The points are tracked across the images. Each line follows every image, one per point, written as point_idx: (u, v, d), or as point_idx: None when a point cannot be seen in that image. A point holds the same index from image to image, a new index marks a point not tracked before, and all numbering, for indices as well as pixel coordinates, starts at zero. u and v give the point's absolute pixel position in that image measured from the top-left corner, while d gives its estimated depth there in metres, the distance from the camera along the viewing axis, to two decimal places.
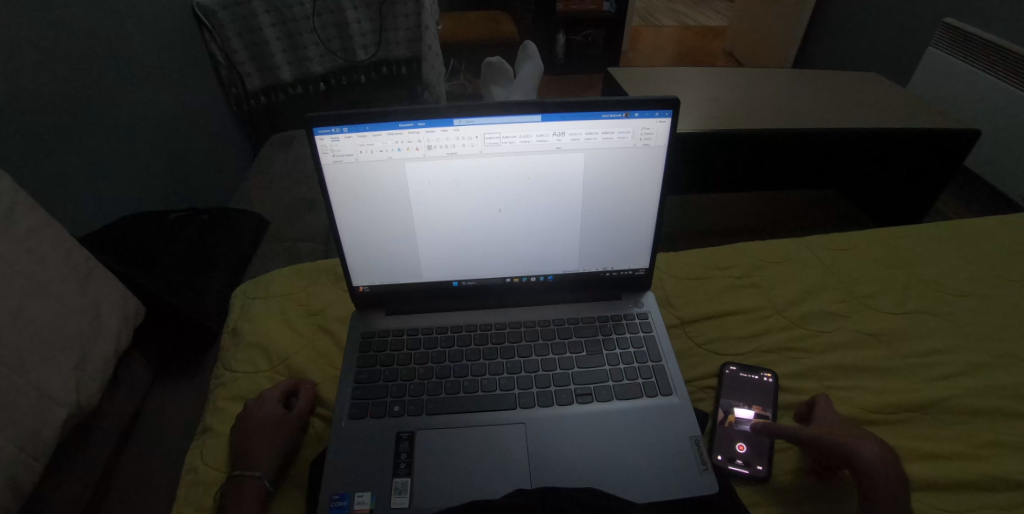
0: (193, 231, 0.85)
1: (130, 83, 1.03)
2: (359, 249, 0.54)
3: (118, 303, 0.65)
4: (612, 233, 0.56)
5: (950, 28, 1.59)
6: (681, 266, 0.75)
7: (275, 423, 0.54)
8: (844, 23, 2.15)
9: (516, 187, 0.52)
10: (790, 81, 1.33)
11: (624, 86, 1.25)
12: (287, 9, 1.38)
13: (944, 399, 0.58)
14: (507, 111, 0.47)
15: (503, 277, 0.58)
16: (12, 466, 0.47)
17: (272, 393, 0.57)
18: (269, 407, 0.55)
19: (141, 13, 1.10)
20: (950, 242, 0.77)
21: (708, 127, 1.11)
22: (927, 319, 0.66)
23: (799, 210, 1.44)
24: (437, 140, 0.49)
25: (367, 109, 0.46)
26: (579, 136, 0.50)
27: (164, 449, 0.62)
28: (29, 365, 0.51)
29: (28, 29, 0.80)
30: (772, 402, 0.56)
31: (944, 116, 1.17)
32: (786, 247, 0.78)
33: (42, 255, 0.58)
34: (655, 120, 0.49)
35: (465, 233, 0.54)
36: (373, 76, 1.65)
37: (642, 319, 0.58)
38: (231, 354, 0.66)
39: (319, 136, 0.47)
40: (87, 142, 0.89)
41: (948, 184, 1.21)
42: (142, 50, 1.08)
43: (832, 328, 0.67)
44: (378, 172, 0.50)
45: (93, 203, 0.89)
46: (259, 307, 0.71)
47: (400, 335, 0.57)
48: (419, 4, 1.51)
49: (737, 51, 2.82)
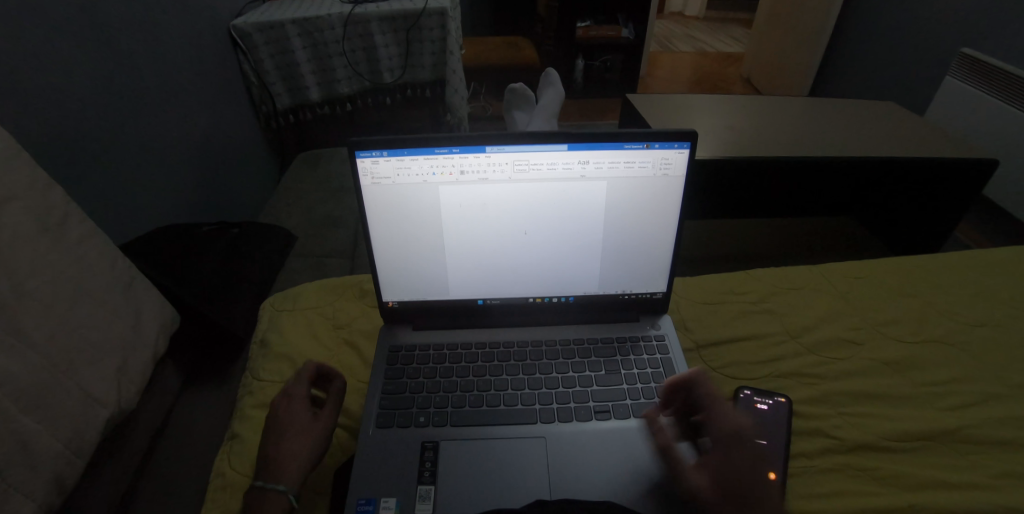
0: (226, 243, 0.89)
1: (170, 102, 1.08)
2: (390, 266, 0.57)
3: (157, 311, 0.68)
4: (631, 257, 0.58)
5: (968, 58, 1.60)
6: (698, 291, 0.77)
7: (300, 421, 0.51)
8: (863, 52, 2.17)
9: (541, 212, 0.55)
10: (808, 109, 1.35)
11: (642, 113, 1.29)
12: (318, 33, 1.45)
13: (959, 428, 0.58)
14: (537, 141, 0.51)
15: (526, 297, 0.61)
16: (58, 462, 0.49)
17: (296, 386, 0.54)
18: (292, 402, 0.53)
19: (183, 36, 1.16)
20: (967, 273, 0.77)
21: (725, 153, 1.13)
22: (942, 348, 0.67)
23: (815, 236, 1.44)
24: (470, 166, 0.52)
25: (406, 136, 0.49)
26: (603, 165, 0.52)
27: (191, 452, 0.64)
28: (75, 368, 0.53)
29: (82, 49, 0.85)
30: (785, 427, 0.57)
31: (960, 144, 1.18)
32: (802, 274, 0.79)
33: (91, 263, 0.61)
34: (673, 151, 0.52)
35: (490, 254, 0.57)
36: (397, 98, 1.71)
37: (659, 341, 0.60)
38: (260, 364, 0.69)
39: (359, 159, 0.50)
40: (129, 157, 0.93)
41: (963, 212, 1.22)
42: (182, 70, 1.14)
43: (847, 355, 0.67)
44: (413, 194, 0.53)
45: (132, 215, 0.93)
46: (287, 319, 0.74)
47: (425, 350, 0.60)
48: (444, 29, 1.57)
49: (755, 77, 2.84)
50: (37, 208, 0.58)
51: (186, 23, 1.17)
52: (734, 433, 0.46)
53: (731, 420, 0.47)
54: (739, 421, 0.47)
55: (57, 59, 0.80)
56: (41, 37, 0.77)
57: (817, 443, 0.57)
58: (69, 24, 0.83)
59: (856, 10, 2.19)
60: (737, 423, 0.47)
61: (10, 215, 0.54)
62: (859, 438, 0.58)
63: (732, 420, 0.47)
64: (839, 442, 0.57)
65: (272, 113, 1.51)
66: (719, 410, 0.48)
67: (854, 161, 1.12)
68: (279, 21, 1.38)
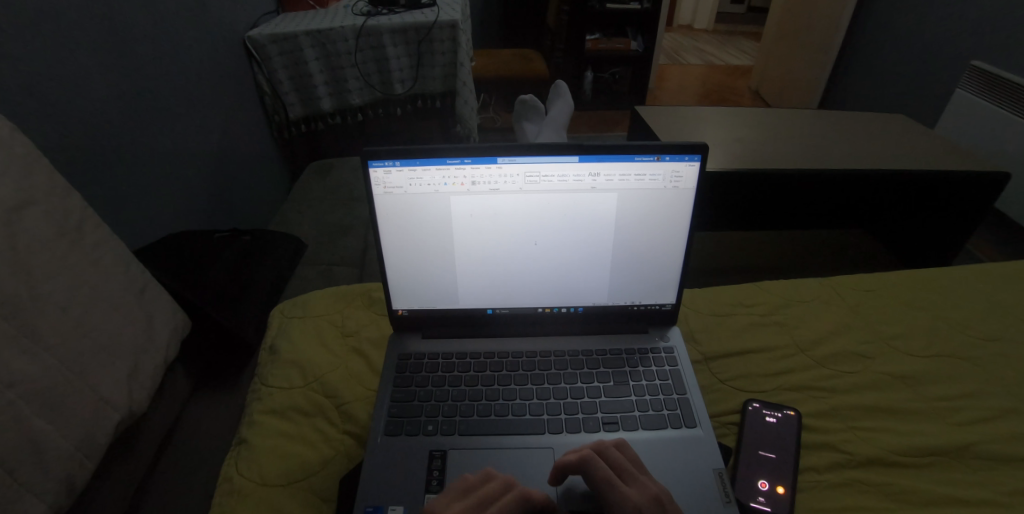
0: (238, 250, 0.90)
1: (185, 110, 1.10)
2: (401, 274, 0.58)
3: (169, 315, 0.68)
4: (640, 268, 0.58)
5: (979, 72, 1.60)
6: (706, 303, 0.77)
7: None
8: (873, 65, 2.17)
9: (551, 223, 0.55)
10: (817, 122, 1.35)
11: (651, 125, 1.29)
12: (331, 44, 1.47)
13: (972, 444, 0.57)
14: (548, 153, 0.51)
15: (536, 307, 0.61)
16: (69, 464, 0.48)
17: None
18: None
19: (198, 45, 1.18)
20: (979, 287, 0.77)
21: (734, 165, 1.13)
22: (954, 363, 0.66)
23: (823, 248, 1.44)
24: (481, 177, 0.53)
25: (419, 147, 0.50)
26: (614, 178, 0.53)
27: (199, 457, 0.64)
28: (89, 369, 0.53)
29: (100, 57, 0.86)
30: (794, 441, 0.57)
31: (972, 157, 1.18)
32: (812, 287, 0.79)
33: (107, 267, 0.61)
34: (685, 164, 0.52)
35: (501, 263, 0.57)
36: (408, 109, 1.73)
37: (668, 353, 0.60)
38: (268, 370, 0.69)
39: (373, 169, 0.51)
40: (143, 163, 0.95)
41: (975, 226, 1.21)
42: (197, 79, 1.16)
43: (857, 369, 0.67)
44: (425, 204, 0.53)
45: (147, 220, 0.94)
46: (296, 326, 0.75)
47: (433, 358, 0.60)
48: (455, 41, 1.59)
49: (764, 90, 2.85)
50: (55, 212, 0.58)
51: (201, 33, 1.19)
52: (625, 513, 0.40)
53: (626, 492, 0.42)
54: (639, 495, 0.42)
55: (74, 67, 0.81)
56: (60, 46, 0.78)
57: (828, 458, 0.57)
58: (88, 33, 0.84)
59: (866, 23, 2.20)
60: (632, 497, 0.41)
61: (29, 218, 0.54)
62: (870, 452, 0.57)
63: (628, 494, 0.42)
64: (850, 457, 0.57)
65: (285, 122, 1.54)
66: (611, 480, 0.43)
67: (864, 175, 1.11)
68: (294, 32, 1.41)
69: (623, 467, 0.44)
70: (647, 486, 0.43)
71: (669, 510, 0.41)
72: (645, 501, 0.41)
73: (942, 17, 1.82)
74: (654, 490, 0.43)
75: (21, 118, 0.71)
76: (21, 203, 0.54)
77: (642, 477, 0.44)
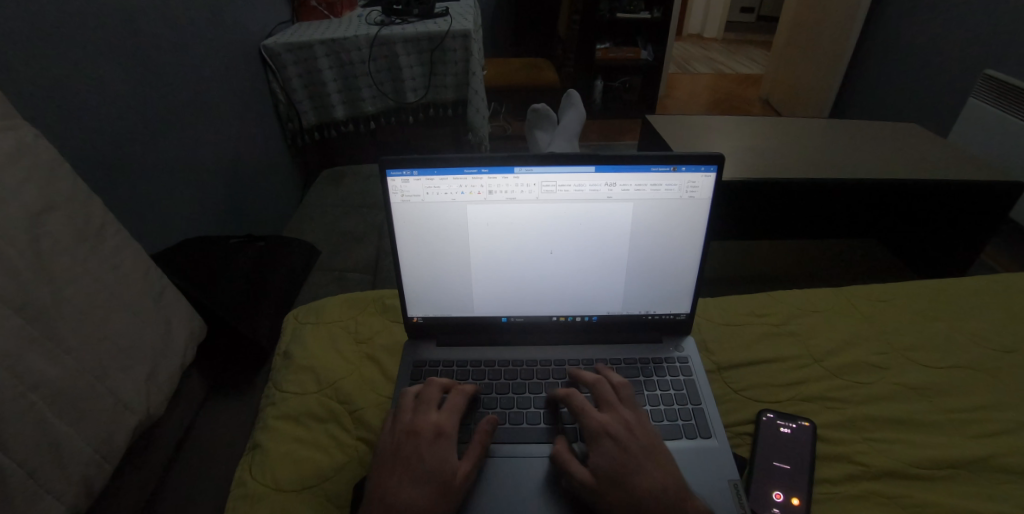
0: (252, 256, 0.91)
1: (200, 116, 1.12)
2: (416, 281, 0.58)
3: (186, 319, 0.68)
4: (654, 278, 0.59)
5: (993, 81, 1.58)
6: (719, 313, 0.77)
7: (450, 463, 0.46)
8: (884, 74, 2.16)
9: (567, 233, 0.56)
10: (830, 131, 1.35)
11: (663, 134, 1.29)
12: (345, 53, 1.49)
13: (991, 456, 0.56)
14: (564, 163, 0.52)
15: (550, 315, 0.61)
16: (88, 466, 0.49)
17: (428, 411, 0.49)
18: (447, 437, 0.47)
19: (215, 53, 1.20)
20: (996, 298, 0.76)
21: (745, 174, 1.13)
22: (971, 374, 0.65)
23: (835, 258, 1.43)
24: (498, 186, 0.53)
25: (437, 156, 0.51)
26: (630, 188, 0.53)
27: (213, 460, 0.65)
28: (108, 372, 0.53)
29: (120, 65, 0.88)
30: (809, 452, 0.56)
31: (988, 167, 1.17)
32: (826, 298, 0.78)
33: (127, 271, 0.62)
34: (700, 175, 0.53)
35: (516, 272, 0.58)
36: (419, 117, 1.75)
37: (682, 363, 0.60)
38: (283, 375, 0.70)
39: (390, 178, 0.52)
40: (160, 169, 0.96)
41: (991, 235, 1.20)
42: (212, 86, 1.18)
43: (873, 380, 0.66)
44: (443, 213, 0.54)
45: (164, 226, 0.96)
46: (310, 332, 0.76)
47: (448, 365, 0.60)
48: (468, 50, 1.60)
49: (774, 98, 2.85)
50: (78, 217, 0.58)
51: (217, 41, 1.21)
52: (597, 434, 0.47)
53: (601, 419, 0.48)
54: (613, 421, 0.48)
55: (96, 74, 0.82)
56: (82, 54, 0.80)
57: (843, 469, 0.56)
58: (109, 41, 0.86)
59: (878, 32, 2.19)
60: (605, 422, 0.48)
61: (53, 222, 0.55)
62: (886, 464, 0.56)
63: (603, 421, 0.48)
64: (867, 469, 0.56)
65: (298, 130, 1.56)
66: (589, 409, 0.49)
67: (877, 184, 1.11)
68: (309, 42, 1.43)
69: (603, 397, 0.50)
70: (623, 416, 0.49)
71: (639, 435, 0.47)
72: (617, 427, 0.47)
73: (955, 26, 1.81)
74: (627, 419, 0.48)
75: (45, 124, 0.72)
76: (45, 208, 0.55)
77: (618, 406, 0.49)
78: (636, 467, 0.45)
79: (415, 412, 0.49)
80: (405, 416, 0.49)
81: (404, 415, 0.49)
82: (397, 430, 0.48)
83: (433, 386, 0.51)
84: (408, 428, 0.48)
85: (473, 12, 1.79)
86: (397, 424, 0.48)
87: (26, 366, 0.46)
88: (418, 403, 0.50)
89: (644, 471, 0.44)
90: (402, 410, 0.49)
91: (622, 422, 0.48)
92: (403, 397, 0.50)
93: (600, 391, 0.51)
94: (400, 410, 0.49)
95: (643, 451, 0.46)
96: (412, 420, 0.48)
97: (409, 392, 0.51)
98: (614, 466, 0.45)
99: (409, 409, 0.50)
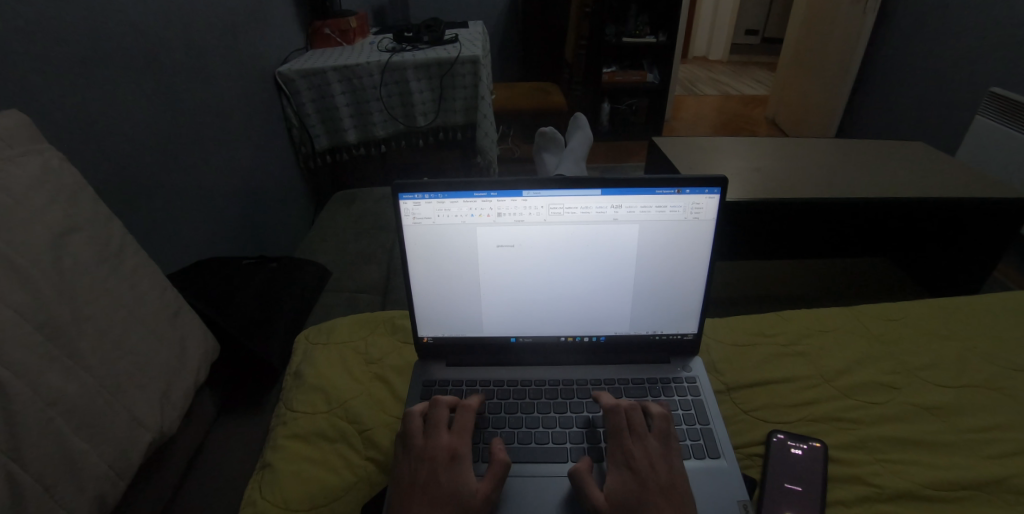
0: (266, 276, 0.92)
1: (217, 141, 1.15)
2: (427, 301, 0.59)
3: (200, 339, 0.69)
4: (661, 298, 0.59)
5: (997, 98, 1.59)
6: (727, 333, 0.77)
7: (466, 484, 0.46)
8: (891, 92, 2.18)
9: (576, 253, 0.57)
10: (835, 151, 1.36)
11: (669, 157, 1.31)
12: (357, 79, 1.55)
13: (1005, 478, 0.56)
14: (572, 186, 0.53)
15: (558, 335, 0.62)
16: (102, 482, 0.49)
17: (438, 435, 0.49)
18: (461, 460, 0.47)
19: (231, 80, 1.24)
20: (1005, 316, 0.75)
21: (752, 194, 1.14)
22: (984, 394, 0.65)
23: (845, 277, 1.41)
24: (507, 209, 0.55)
25: (447, 181, 0.53)
26: (635, 210, 0.55)
27: (222, 478, 0.65)
28: (125, 390, 0.54)
29: (140, 92, 0.91)
30: (822, 474, 0.55)
31: (997, 184, 1.16)
32: (835, 318, 0.78)
33: (144, 292, 0.63)
34: (704, 197, 0.54)
35: (523, 292, 0.59)
36: (429, 140, 1.78)
37: (690, 383, 0.60)
38: (294, 394, 0.70)
39: (402, 201, 0.54)
40: (178, 193, 0.99)
41: (1002, 250, 1.19)
42: (229, 111, 1.21)
43: (885, 400, 0.65)
44: (452, 235, 0.56)
45: (179, 248, 0.98)
46: (320, 353, 0.77)
47: (458, 385, 0.60)
48: (476, 75, 1.64)
49: (780, 117, 2.88)
50: (97, 239, 0.60)
51: (233, 67, 1.25)
52: (618, 461, 0.47)
53: (625, 447, 0.48)
54: (634, 451, 0.48)
55: (117, 101, 0.86)
56: (105, 83, 0.83)
57: (856, 491, 0.55)
58: (129, 71, 0.89)
59: (883, 51, 2.21)
60: (629, 451, 0.48)
61: (74, 243, 0.56)
62: (900, 485, 0.56)
63: (627, 448, 0.48)
64: (879, 490, 0.55)
65: (311, 153, 1.61)
66: (619, 435, 0.49)
67: (885, 203, 1.11)
68: (322, 68, 1.49)
69: (632, 423, 0.50)
70: (648, 445, 0.48)
71: (658, 468, 0.46)
72: (638, 457, 0.47)
73: (959, 46, 1.83)
74: (649, 448, 0.48)
75: (71, 149, 0.76)
76: (67, 229, 0.56)
77: (645, 435, 0.49)
78: (649, 500, 0.44)
79: (426, 435, 0.49)
80: (415, 439, 0.49)
81: (414, 439, 0.49)
82: (409, 454, 0.48)
83: (441, 407, 0.51)
84: (423, 452, 0.48)
85: (482, 38, 1.84)
86: (410, 450, 0.48)
87: (46, 383, 0.47)
88: (426, 426, 0.50)
89: (656, 503, 0.44)
90: (411, 433, 0.49)
91: (645, 453, 0.47)
92: (408, 420, 0.50)
93: (636, 413, 0.50)
94: (408, 432, 0.49)
95: (660, 487, 0.45)
96: (423, 444, 0.48)
97: (416, 413, 0.51)
98: (627, 494, 0.45)
99: (418, 431, 0.50)
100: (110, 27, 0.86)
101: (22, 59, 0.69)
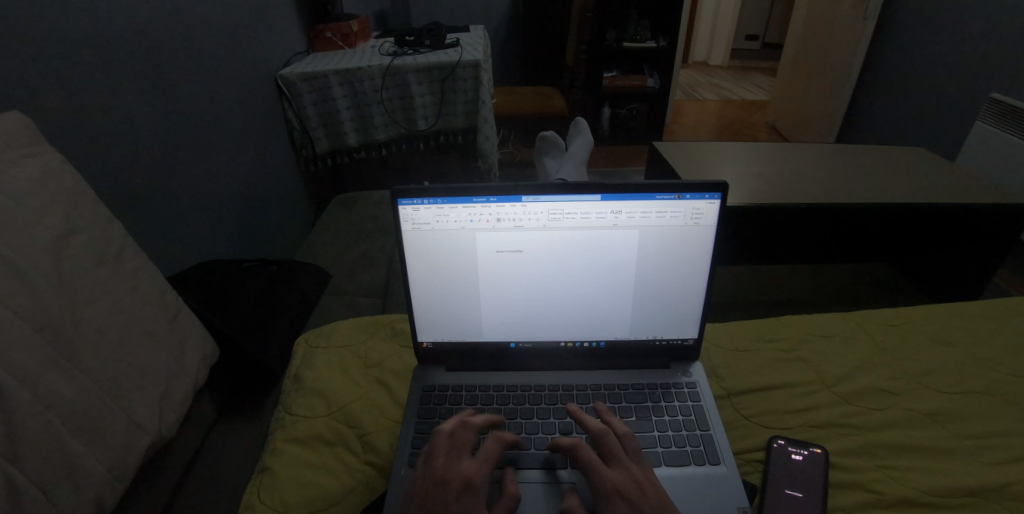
0: (266, 279, 0.92)
1: (217, 144, 1.16)
2: (426, 307, 0.59)
3: (200, 342, 0.69)
4: (661, 303, 0.59)
5: (997, 103, 1.59)
6: (727, 337, 0.77)
7: None
8: (892, 96, 2.18)
9: (576, 259, 0.57)
10: (836, 156, 1.36)
11: (670, 162, 1.31)
12: (358, 82, 1.55)
13: (1006, 485, 0.55)
14: (571, 191, 0.53)
15: (558, 341, 0.62)
16: (100, 485, 0.49)
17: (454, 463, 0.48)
18: (476, 489, 0.46)
19: (232, 83, 1.24)
20: (1005, 321, 0.75)
21: (752, 200, 1.14)
22: (984, 399, 0.65)
23: (849, 284, 1.41)
24: (507, 214, 0.55)
25: (447, 186, 0.53)
26: (635, 215, 0.55)
27: (220, 481, 0.65)
28: (123, 393, 0.54)
29: (140, 95, 0.92)
30: (822, 480, 0.55)
31: (996, 190, 1.16)
32: (835, 323, 0.78)
33: (144, 294, 0.63)
34: (705, 202, 0.54)
35: (523, 297, 0.59)
36: (430, 144, 1.79)
37: (691, 388, 0.60)
38: (293, 398, 0.70)
39: (402, 206, 0.54)
40: (178, 195, 0.99)
41: (1004, 257, 1.19)
42: (229, 114, 1.21)
43: (886, 406, 0.65)
44: (452, 240, 0.56)
45: (179, 251, 0.97)
46: (320, 356, 0.76)
47: (458, 390, 0.60)
48: (477, 79, 1.64)
49: (780, 122, 2.89)
50: (97, 241, 0.60)
51: (233, 70, 1.25)
52: (607, 492, 0.45)
53: (610, 477, 0.46)
54: (622, 478, 0.47)
55: (116, 103, 0.85)
56: (105, 85, 0.83)
57: (857, 497, 0.55)
58: (129, 73, 0.90)
59: (884, 55, 2.21)
60: (616, 480, 0.46)
61: (74, 246, 0.56)
62: (900, 492, 0.55)
63: (613, 477, 0.47)
64: (880, 496, 0.55)
65: (312, 156, 1.62)
66: (596, 465, 0.47)
67: (883, 210, 1.11)
68: (323, 71, 1.49)
69: (609, 450, 0.49)
70: (631, 471, 0.48)
71: (651, 493, 0.46)
72: (628, 485, 0.46)
73: (960, 51, 1.83)
74: (635, 474, 0.47)
75: (71, 153, 0.76)
76: (66, 231, 0.56)
77: (627, 462, 0.48)
78: None
79: (447, 457, 0.49)
80: (437, 459, 0.48)
81: (438, 460, 0.48)
82: (429, 476, 0.47)
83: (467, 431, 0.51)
84: (441, 475, 0.47)
85: (483, 42, 1.84)
86: (430, 470, 0.48)
87: (44, 386, 0.47)
88: (450, 448, 0.49)
89: None
90: (436, 453, 0.49)
91: (627, 481, 0.46)
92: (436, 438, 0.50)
93: (606, 440, 0.49)
94: (432, 451, 0.49)
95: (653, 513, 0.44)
96: (444, 467, 0.48)
97: (444, 433, 0.50)
98: None
99: (442, 452, 0.49)
100: (110, 29, 0.86)
101: (22, 65, 0.69)
